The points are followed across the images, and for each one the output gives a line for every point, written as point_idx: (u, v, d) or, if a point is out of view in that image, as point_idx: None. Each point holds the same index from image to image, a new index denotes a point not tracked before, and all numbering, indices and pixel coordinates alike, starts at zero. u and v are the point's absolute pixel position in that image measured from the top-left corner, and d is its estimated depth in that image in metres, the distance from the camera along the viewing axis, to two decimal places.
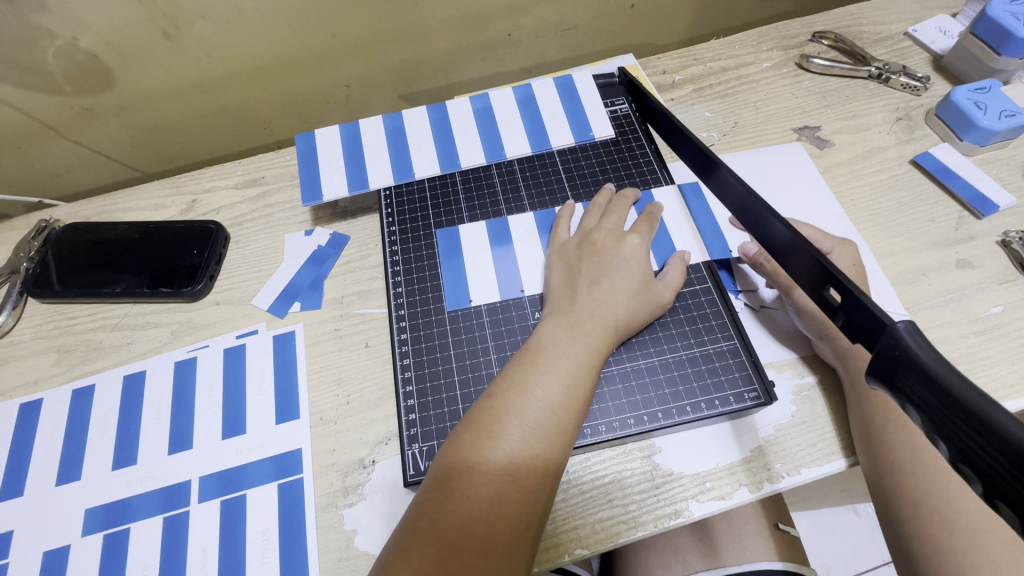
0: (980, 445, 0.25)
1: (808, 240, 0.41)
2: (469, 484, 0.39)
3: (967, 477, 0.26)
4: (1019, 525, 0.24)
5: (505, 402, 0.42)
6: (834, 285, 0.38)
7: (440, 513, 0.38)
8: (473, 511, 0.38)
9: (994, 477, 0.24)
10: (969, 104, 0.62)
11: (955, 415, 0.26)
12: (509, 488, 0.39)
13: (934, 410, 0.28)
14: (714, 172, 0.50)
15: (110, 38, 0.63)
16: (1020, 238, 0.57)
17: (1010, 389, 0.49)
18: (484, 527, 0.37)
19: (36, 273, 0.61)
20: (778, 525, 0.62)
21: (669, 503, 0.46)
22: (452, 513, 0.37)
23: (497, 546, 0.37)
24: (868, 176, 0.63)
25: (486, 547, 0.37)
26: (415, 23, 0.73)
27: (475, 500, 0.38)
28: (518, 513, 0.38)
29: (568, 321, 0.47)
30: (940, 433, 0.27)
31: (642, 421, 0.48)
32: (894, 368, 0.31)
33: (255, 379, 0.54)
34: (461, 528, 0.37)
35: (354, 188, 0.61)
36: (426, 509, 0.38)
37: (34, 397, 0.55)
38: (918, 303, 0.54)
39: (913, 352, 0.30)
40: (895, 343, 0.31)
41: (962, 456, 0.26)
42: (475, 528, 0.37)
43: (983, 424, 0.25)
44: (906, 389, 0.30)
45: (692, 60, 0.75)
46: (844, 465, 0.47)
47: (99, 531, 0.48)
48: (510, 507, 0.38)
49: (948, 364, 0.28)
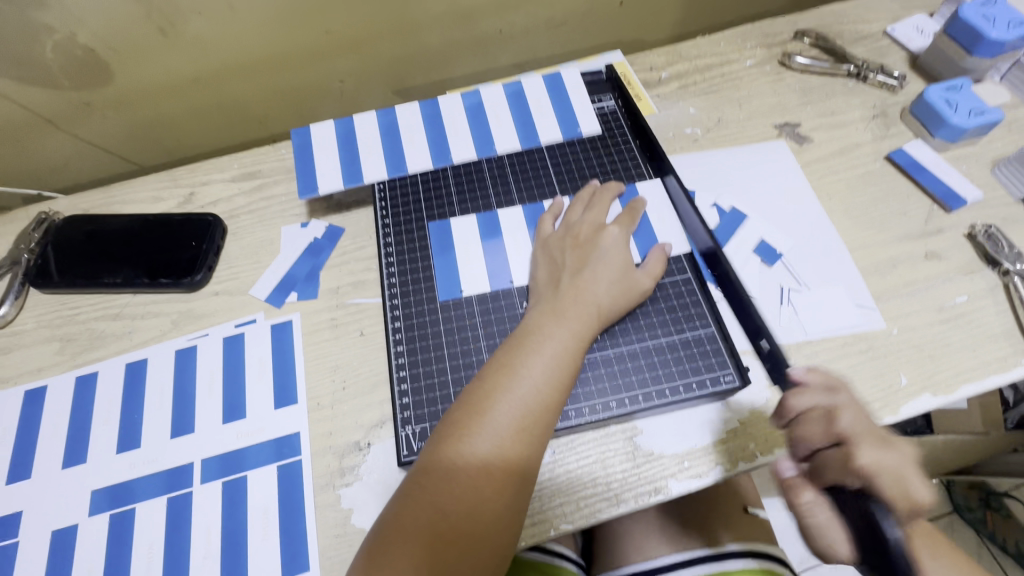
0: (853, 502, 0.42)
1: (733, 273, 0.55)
2: (458, 456, 0.43)
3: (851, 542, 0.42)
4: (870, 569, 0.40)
5: (494, 383, 0.46)
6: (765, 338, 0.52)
7: (432, 481, 0.42)
8: (461, 479, 0.42)
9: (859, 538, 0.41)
10: (940, 102, 0.64)
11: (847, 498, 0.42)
12: (494, 459, 0.43)
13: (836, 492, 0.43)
14: (662, 176, 0.63)
15: (105, 32, 0.64)
16: (986, 230, 0.59)
17: (969, 373, 0.52)
18: (470, 494, 0.41)
19: (37, 264, 0.63)
20: (747, 508, 0.65)
21: (650, 481, 0.48)
22: (442, 481, 0.42)
23: (481, 513, 0.41)
24: (844, 172, 0.66)
25: (471, 513, 0.41)
26: (407, 19, 0.75)
27: (463, 470, 0.42)
28: (503, 480, 0.42)
29: (552, 308, 0.50)
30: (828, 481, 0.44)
31: (623, 404, 0.51)
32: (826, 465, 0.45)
33: (253, 367, 0.56)
34: (448, 496, 0.41)
35: (349, 182, 0.63)
36: (420, 477, 0.43)
37: (39, 384, 0.57)
38: (887, 293, 0.57)
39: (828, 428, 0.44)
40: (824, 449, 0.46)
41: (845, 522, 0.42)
42: (462, 493, 0.41)
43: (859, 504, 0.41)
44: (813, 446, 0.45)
45: (678, 58, 0.77)
46: None
47: (106, 511, 0.50)
48: (494, 476, 0.42)
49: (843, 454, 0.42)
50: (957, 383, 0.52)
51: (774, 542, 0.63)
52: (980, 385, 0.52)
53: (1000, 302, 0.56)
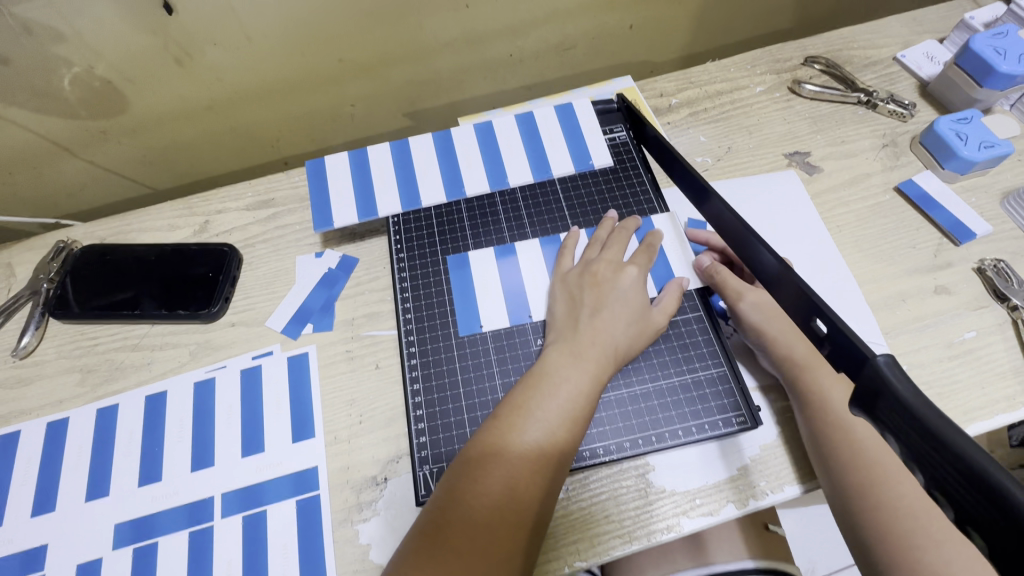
0: (950, 473, 0.27)
1: (795, 270, 0.43)
2: (474, 494, 0.43)
3: (940, 501, 0.29)
4: (988, 550, 0.26)
5: (508, 422, 0.47)
6: (819, 316, 0.40)
7: (448, 520, 0.42)
8: (476, 518, 0.42)
9: (966, 507, 0.27)
10: (950, 134, 0.65)
11: (932, 450, 0.29)
12: (509, 498, 0.43)
13: (908, 438, 0.30)
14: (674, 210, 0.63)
15: (122, 64, 0.65)
16: (994, 265, 0.60)
17: (979, 411, 0.53)
18: (486, 533, 0.42)
19: (57, 295, 0.64)
20: (768, 526, 0.67)
21: (662, 519, 0.49)
22: (457, 519, 0.42)
23: (496, 551, 0.41)
24: (855, 204, 0.66)
25: (486, 553, 0.41)
26: (420, 46, 0.75)
27: (478, 508, 0.43)
28: (517, 521, 0.43)
29: (571, 349, 0.51)
30: (914, 461, 0.30)
31: (637, 444, 0.51)
32: (874, 397, 0.33)
33: (271, 400, 0.57)
34: (464, 534, 0.42)
35: (363, 215, 0.64)
36: (435, 515, 0.43)
37: (61, 416, 0.58)
38: (896, 328, 0.58)
39: (890, 384, 0.32)
40: (874, 374, 0.33)
41: (935, 483, 0.29)
42: (477, 533, 0.42)
43: (954, 456, 0.27)
44: (884, 418, 0.32)
45: (688, 84, 0.77)
46: (798, 490, 0.50)
47: (129, 544, 0.51)
48: (509, 516, 0.43)
49: (919, 393, 0.31)
50: (967, 421, 0.52)
51: (791, 561, 0.64)
52: (989, 424, 0.52)
53: (1009, 337, 0.57)
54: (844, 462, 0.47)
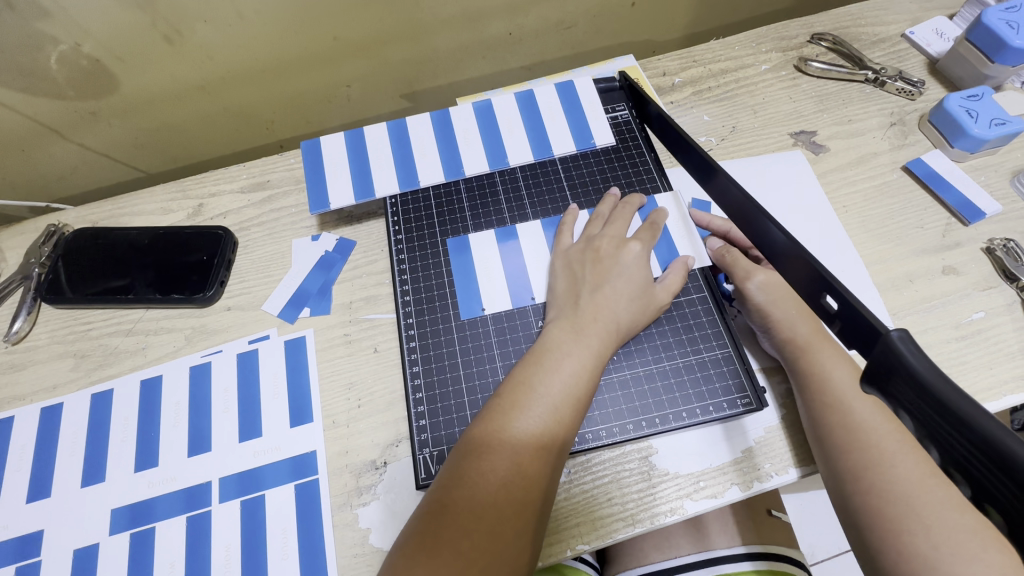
0: (968, 450, 0.27)
1: (804, 246, 0.42)
2: (478, 473, 0.42)
3: (957, 480, 0.28)
4: (1007, 529, 0.25)
5: (511, 400, 0.46)
6: (831, 293, 0.39)
7: (452, 500, 0.42)
8: (482, 497, 0.41)
9: (984, 485, 0.26)
10: (961, 111, 0.63)
11: (949, 425, 0.28)
12: (515, 476, 0.42)
13: (924, 415, 0.30)
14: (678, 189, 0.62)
15: (110, 42, 0.63)
16: (1004, 245, 0.59)
17: (987, 392, 0.52)
18: (491, 511, 0.41)
19: (48, 279, 0.62)
20: (771, 512, 0.66)
21: (665, 502, 0.49)
22: (461, 499, 0.41)
23: (504, 531, 0.41)
24: (861, 182, 0.65)
25: (492, 531, 0.40)
26: (417, 24, 0.73)
27: (484, 487, 0.42)
28: (523, 498, 0.42)
29: (571, 325, 0.50)
30: (929, 438, 0.29)
31: (641, 426, 0.51)
32: (886, 373, 0.33)
33: (269, 384, 0.56)
34: (469, 513, 0.41)
35: (360, 196, 0.62)
36: (439, 495, 0.42)
37: (55, 401, 0.57)
38: (904, 309, 0.57)
39: (904, 360, 0.31)
40: (886, 350, 0.32)
41: (952, 462, 0.28)
42: (483, 511, 0.41)
43: (973, 432, 0.26)
44: (896, 394, 0.32)
45: (692, 62, 0.75)
46: (796, 474, 0.50)
47: (126, 530, 0.51)
48: (515, 494, 0.42)
49: (937, 369, 0.30)
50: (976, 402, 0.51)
51: (794, 545, 0.64)
52: (998, 405, 0.52)
53: (1018, 318, 0.56)
54: (841, 443, 0.46)
